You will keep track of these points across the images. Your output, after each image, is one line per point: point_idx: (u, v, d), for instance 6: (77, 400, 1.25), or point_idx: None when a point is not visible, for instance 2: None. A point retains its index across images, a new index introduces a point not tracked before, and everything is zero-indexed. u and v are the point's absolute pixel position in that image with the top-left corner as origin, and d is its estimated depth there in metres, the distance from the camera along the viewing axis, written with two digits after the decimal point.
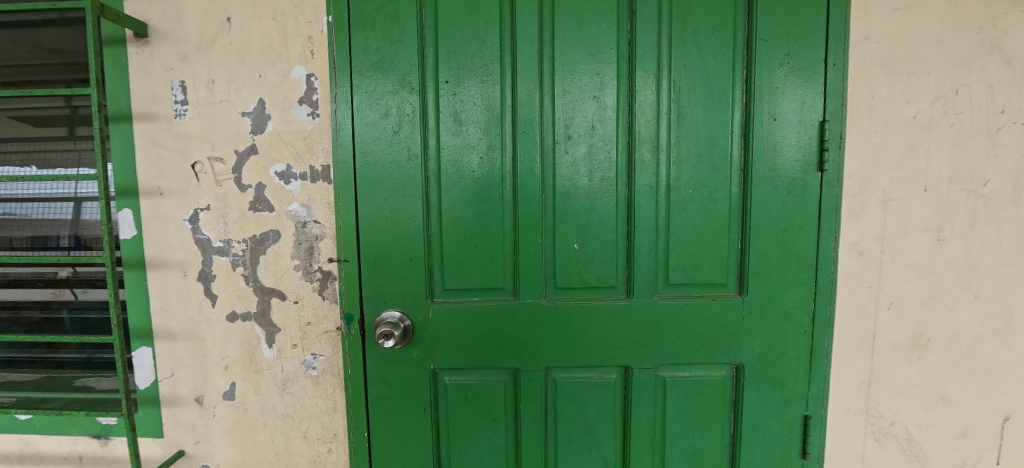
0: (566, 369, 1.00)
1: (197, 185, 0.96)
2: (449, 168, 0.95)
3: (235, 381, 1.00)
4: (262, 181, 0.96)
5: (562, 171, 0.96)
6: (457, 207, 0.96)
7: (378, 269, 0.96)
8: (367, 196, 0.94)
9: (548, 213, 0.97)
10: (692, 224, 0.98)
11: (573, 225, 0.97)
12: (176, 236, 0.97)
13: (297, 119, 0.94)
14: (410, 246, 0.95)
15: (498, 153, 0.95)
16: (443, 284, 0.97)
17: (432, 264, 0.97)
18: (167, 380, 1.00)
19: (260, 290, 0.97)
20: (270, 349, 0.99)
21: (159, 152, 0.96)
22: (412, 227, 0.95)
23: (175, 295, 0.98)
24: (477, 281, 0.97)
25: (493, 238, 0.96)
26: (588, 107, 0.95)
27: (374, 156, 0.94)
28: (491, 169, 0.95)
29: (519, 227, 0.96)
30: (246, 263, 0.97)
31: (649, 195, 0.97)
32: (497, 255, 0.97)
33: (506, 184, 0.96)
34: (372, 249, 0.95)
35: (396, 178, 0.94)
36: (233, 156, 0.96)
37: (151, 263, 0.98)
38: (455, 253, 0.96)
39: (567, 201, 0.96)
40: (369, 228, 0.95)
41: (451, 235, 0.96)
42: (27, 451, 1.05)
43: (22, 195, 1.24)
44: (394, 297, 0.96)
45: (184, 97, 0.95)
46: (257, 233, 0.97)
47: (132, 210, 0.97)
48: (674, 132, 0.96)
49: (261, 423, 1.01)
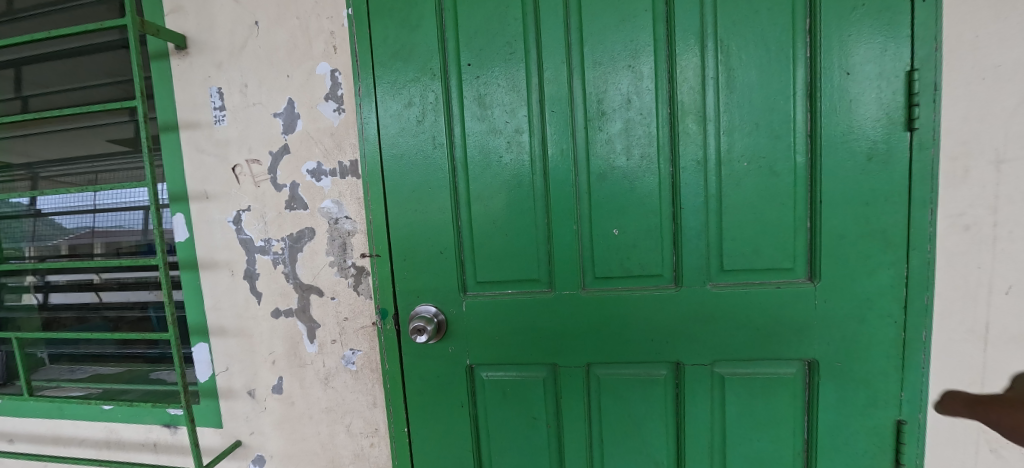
0: (611, 366, 0.93)
1: (238, 187, 1.00)
2: (476, 156, 0.91)
3: (282, 375, 1.03)
4: (295, 180, 0.97)
5: (596, 151, 0.88)
6: (486, 196, 0.91)
7: (409, 264, 0.94)
8: (394, 189, 0.93)
9: (584, 198, 0.90)
10: (750, 202, 0.86)
11: (611, 210, 0.89)
12: (222, 237, 1.02)
13: (324, 116, 0.95)
14: (440, 239, 0.93)
15: (527, 137, 0.89)
16: (475, 277, 0.93)
17: (464, 257, 0.94)
18: (223, 373, 1.06)
19: (299, 287, 0.99)
20: (312, 345, 1.00)
21: (203, 158, 1.01)
22: (441, 219, 0.92)
23: (224, 293, 1.03)
24: (510, 273, 0.93)
25: (526, 227, 0.91)
26: (622, 80, 0.87)
27: (400, 149, 0.92)
28: (521, 154, 0.90)
29: (552, 214, 0.90)
30: (286, 261, 0.99)
31: (697, 171, 0.87)
32: (530, 246, 0.91)
33: (537, 170, 0.90)
34: (403, 243, 0.94)
35: (422, 168, 0.92)
36: (268, 157, 0.98)
37: (203, 264, 1.03)
38: (484, 246, 0.92)
39: (602, 183, 0.89)
40: (399, 222, 0.93)
41: (480, 225, 0.92)
42: (112, 438, 1.16)
43: (97, 206, 1.37)
44: (426, 292, 0.94)
45: (222, 103, 0.99)
46: (293, 231, 0.98)
47: (184, 214, 1.03)
48: (723, 99, 0.85)
49: (307, 416, 1.03)
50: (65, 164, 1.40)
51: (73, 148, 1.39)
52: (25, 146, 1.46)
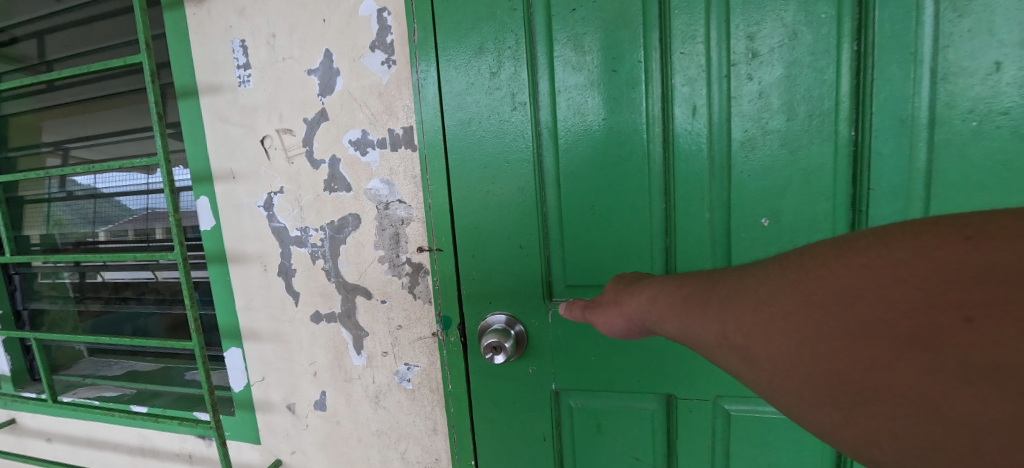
0: (744, 403, 0.69)
1: (269, 164, 0.82)
2: (570, 119, 0.68)
3: (325, 390, 0.86)
4: (336, 154, 0.77)
5: (742, 109, 0.63)
6: (582, 174, 0.68)
7: (479, 262, 0.73)
8: (460, 166, 0.71)
9: (721, 176, 0.65)
10: (980, 184, 0.58)
11: (759, 192, 0.64)
12: (252, 226, 0.85)
13: (370, 71, 0.74)
14: (520, 230, 0.71)
15: (641, 92, 0.65)
16: (565, 280, 0.72)
17: (551, 253, 0.72)
18: (260, 384, 0.91)
19: (343, 287, 0.81)
20: (360, 356, 0.83)
21: (227, 128, 0.83)
22: (522, 204, 0.70)
23: (258, 292, 0.87)
24: (612, 276, 0.70)
25: (636, 215, 0.68)
26: (788, 5, 0.60)
27: (468, 111, 0.70)
28: (631, 116, 0.66)
29: (673, 197, 0.67)
30: (326, 255, 0.81)
31: (897, 136, 0.60)
32: (641, 241, 0.69)
33: (654, 137, 0.66)
34: (472, 234, 0.73)
35: (497, 137, 0.70)
36: (302, 126, 0.78)
37: (232, 257, 0.87)
38: (575, 241, 0.70)
39: (748, 155, 0.64)
40: (466, 207, 0.72)
41: (574, 212, 0.70)
42: (146, 445, 1.05)
43: (117, 188, 1.21)
44: (501, 298, 0.74)
45: (246, 60, 0.80)
46: (334, 219, 0.79)
47: (208, 197, 0.86)
48: (954, 26, 0.56)
49: (355, 438, 0.87)
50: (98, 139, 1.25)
51: (100, 120, 1.24)
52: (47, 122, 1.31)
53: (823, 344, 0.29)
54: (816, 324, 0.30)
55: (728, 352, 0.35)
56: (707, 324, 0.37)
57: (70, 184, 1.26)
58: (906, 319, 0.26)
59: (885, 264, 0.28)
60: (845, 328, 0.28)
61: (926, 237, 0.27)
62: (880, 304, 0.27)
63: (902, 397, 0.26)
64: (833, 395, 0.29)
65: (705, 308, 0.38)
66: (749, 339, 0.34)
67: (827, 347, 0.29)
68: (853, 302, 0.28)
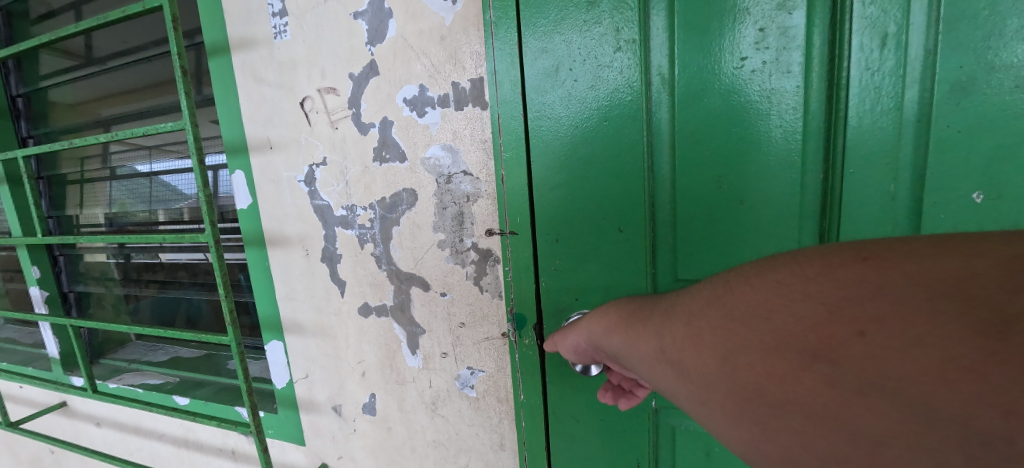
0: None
1: (310, 131, 0.70)
2: (694, 61, 0.51)
3: (375, 392, 0.76)
4: (388, 116, 0.64)
5: (959, 36, 0.44)
6: (707, 136, 0.52)
7: (565, 249, 0.59)
8: (544, 127, 0.56)
9: (911, 136, 0.47)
10: None
11: (974, 157, 0.45)
12: (293, 204, 0.74)
13: (430, 9, 0.59)
14: (621, 209, 0.56)
15: (803, 18, 0.47)
16: (675, 272, 0.57)
17: (658, 239, 0.57)
18: (303, 381, 0.81)
19: (397, 276, 0.69)
20: (415, 357, 0.71)
21: (263, 90, 0.72)
22: (625, 177, 0.55)
23: (300, 279, 0.77)
24: (740, 270, 0.55)
25: (781, 190, 0.51)
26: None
27: (556, 56, 0.54)
28: (784, 54, 0.48)
29: (837, 166, 0.50)
30: (377, 239, 0.69)
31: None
32: (785, 225, 0.52)
33: (814, 82, 0.49)
34: (559, 214, 0.58)
35: (593, 88, 0.54)
36: (349, 83, 0.65)
37: (271, 240, 0.77)
38: (691, 223, 0.55)
39: (963, 104, 0.45)
40: (551, 180, 0.57)
41: (694, 187, 0.54)
42: (189, 437, 0.99)
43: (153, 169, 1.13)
44: (590, 296, 0.59)
45: (282, 6, 0.67)
46: (386, 195, 0.67)
47: (244, 172, 0.76)
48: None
49: (409, 447, 0.76)
50: (134, 111, 1.14)
51: (134, 90, 1.13)
52: (71, 93, 1.20)
53: (742, 357, 0.30)
54: (732, 335, 0.31)
55: (666, 367, 0.36)
56: (651, 337, 0.38)
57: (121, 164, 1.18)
58: (811, 333, 0.26)
59: (797, 279, 0.29)
60: (763, 341, 0.29)
61: (833, 256, 0.28)
62: (788, 318, 0.28)
63: (810, 411, 0.25)
64: (752, 405, 0.29)
65: (656, 323, 0.39)
66: (683, 353, 0.34)
67: (744, 359, 0.29)
68: (769, 317, 0.29)
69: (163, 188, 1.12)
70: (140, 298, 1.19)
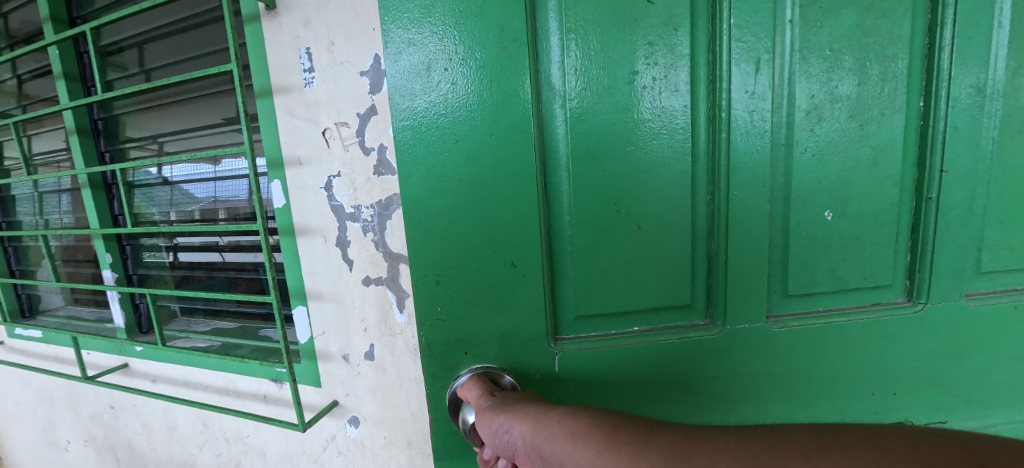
0: (796, 390, 0.88)
1: (328, 152, 0.97)
2: (578, 128, 0.78)
3: (374, 343, 1.03)
4: (384, 143, 0.92)
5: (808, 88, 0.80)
6: (595, 175, 0.79)
7: (450, 286, 0.81)
8: (451, 182, 0.77)
9: (781, 166, 0.82)
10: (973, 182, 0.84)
11: (823, 187, 0.83)
12: (315, 204, 1.01)
13: None
14: (533, 252, 0.80)
15: (683, 98, 0.78)
16: (578, 310, 0.85)
17: (572, 276, 0.83)
18: (321, 337, 1.09)
19: (390, 256, 0.96)
20: (402, 314, 0.98)
21: (295, 122, 0.99)
22: (527, 211, 0.79)
23: (320, 259, 1.04)
24: (642, 297, 0.84)
25: (671, 213, 0.81)
26: (845, 34, 0.79)
27: (434, 110, 0.76)
28: (670, 117, 0.79)
29: (718, 193, 0.82)
30: (376, 229, 0.96)
31: (939, 132, 0.83)
32: (682, 238, 0.83)
33: (700, 136, 0.81)
34: (445, 260, 0.80)
35: (476, 135, 0.76)
36: (356, 119, 0.93)
37: (299, 230, 1.05)
38: (597, 254, 0.82)
39: (812, 145, 0.81)
40: (447, 235, 0.79)
41: (594, 214, 0.80)
42: (230, 386, 1.27)
43: (208, 174, 1.43)
44: (478, 333, 0.83)
45: (311, 64, 0.95)
46: (382, 198, 0.94)
47: (280, 180, 1.04)
48: (958, 47, 0.80)
49: (398, 385, 1.02)
50: (201, 134, 1.42)
51: (201, 118, 1.42)
52: (144, 122, 1.49)
53: None
54: None
55: None
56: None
57: (172, 172, 1.49)
58: None
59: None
60: None
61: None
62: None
63: None
64: None
65: (613, 447, 0.55)
66: None
67: None
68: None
69: (222, 191, 1.41)
70: (192, 278, 1.48)
